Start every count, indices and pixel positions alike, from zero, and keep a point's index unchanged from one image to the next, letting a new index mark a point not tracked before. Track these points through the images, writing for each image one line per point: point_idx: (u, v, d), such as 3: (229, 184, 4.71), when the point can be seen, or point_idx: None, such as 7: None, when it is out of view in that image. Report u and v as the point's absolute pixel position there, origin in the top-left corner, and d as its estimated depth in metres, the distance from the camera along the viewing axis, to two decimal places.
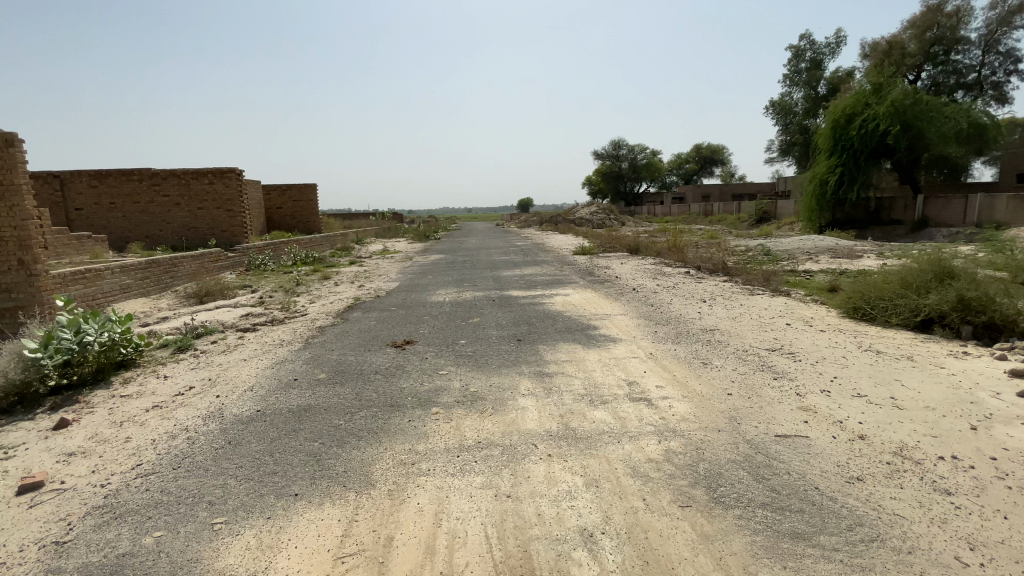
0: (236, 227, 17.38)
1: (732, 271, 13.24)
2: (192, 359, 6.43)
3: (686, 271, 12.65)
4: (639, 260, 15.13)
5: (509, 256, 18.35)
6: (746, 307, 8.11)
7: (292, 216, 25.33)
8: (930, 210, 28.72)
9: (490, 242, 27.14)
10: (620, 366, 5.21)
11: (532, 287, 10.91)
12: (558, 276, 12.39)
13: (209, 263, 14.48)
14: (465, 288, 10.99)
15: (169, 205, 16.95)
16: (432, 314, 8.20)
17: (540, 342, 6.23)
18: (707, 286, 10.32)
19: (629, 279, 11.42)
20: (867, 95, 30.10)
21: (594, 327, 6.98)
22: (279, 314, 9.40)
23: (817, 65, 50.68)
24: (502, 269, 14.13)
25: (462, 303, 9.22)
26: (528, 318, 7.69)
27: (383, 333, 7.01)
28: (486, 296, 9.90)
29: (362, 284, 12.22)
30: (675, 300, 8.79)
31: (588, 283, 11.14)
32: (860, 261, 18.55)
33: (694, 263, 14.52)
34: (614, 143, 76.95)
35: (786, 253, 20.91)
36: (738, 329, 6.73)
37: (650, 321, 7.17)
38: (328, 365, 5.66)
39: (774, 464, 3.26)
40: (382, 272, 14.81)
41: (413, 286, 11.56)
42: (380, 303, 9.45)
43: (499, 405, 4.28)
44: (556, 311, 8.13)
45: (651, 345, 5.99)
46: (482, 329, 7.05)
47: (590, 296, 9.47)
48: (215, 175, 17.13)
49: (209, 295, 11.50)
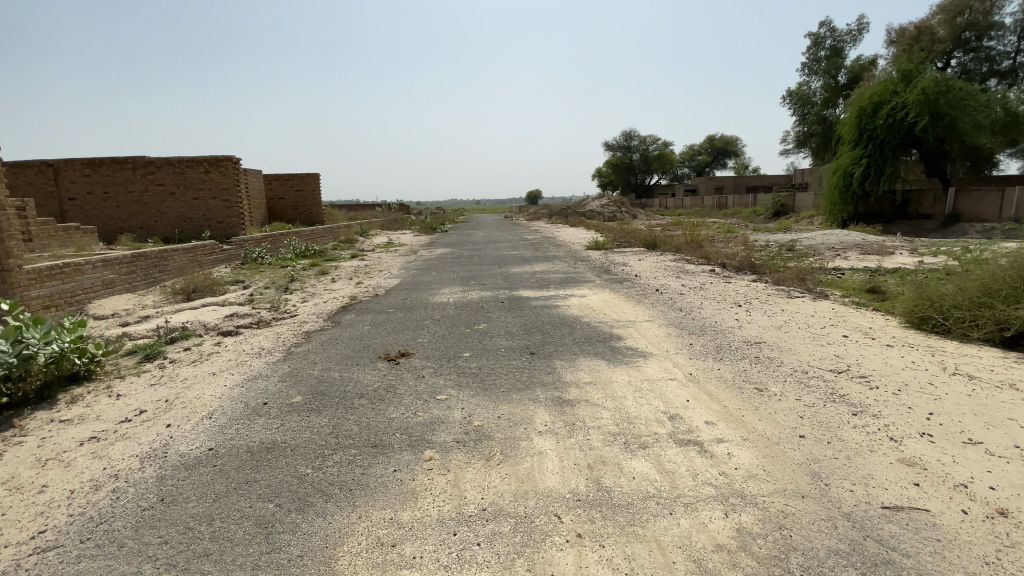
0: (233, 219, 16.62)
1: (759, 270, 12.23)
2: (156, 371, 5.58)
3: (711, 269, 11.67)
4: (658, 256, 14.14)
5: (518, 250, 17.43)
6: (789, 314, 7.12)
7: (294, 207, 24.55)
8: (962, 204, 27.38)
9: (498, 235, 26.22)
10: (656, 392, 4.28)
11: (544, 286, 10.01)
12: (572, 273, 11.48)
13: (201, 256, 13.71)
14: (471, 287, 10.12)
15: (164, 194, 16.14)
16: (433, 319, 7.30)
17: (556, 357, 5.30)
18: (737, 286, 9.36)
19: (651, 278, 10.47)
20: (896, 82, 28.58)
21: (618, 337, 6.06)
22: (267, 314, 8.57)
23: (837, 53, 48.83)
24: (512, 265, 13.24)
25: (467, 305, 8.32)
26: (541, 323, 6.77)
27: (375, 342, 6.12)
28: (494, 296, 9.00)
29: (361, 280, 11.38)
30: (706, 303, 7.80)
31: (605, 282, 10.20)
32: (891, 258, 17.40)
33: (716, 260, 13.51)
34: (626, 134, 75.29)
35: (811, 249, 19.81)
36: (787, 342, 5.74)
37: (683, 330, 6.23)
38: (306, 384, 4.78)
39: (896, 562, 2.34)
40: (383, 267, 13.96)
41: (415, 283, 10.69)
42: (377, 304, 8.57)
43: (509, 449, 3.37)
44: (573, 316, 7.21)
45: (689, 362, 5.04)
46: (489, 338, 6.13)
47: (609, 298, 8.53)
48: (211, 163, 16.34)
49: (197, 292, 10.72)
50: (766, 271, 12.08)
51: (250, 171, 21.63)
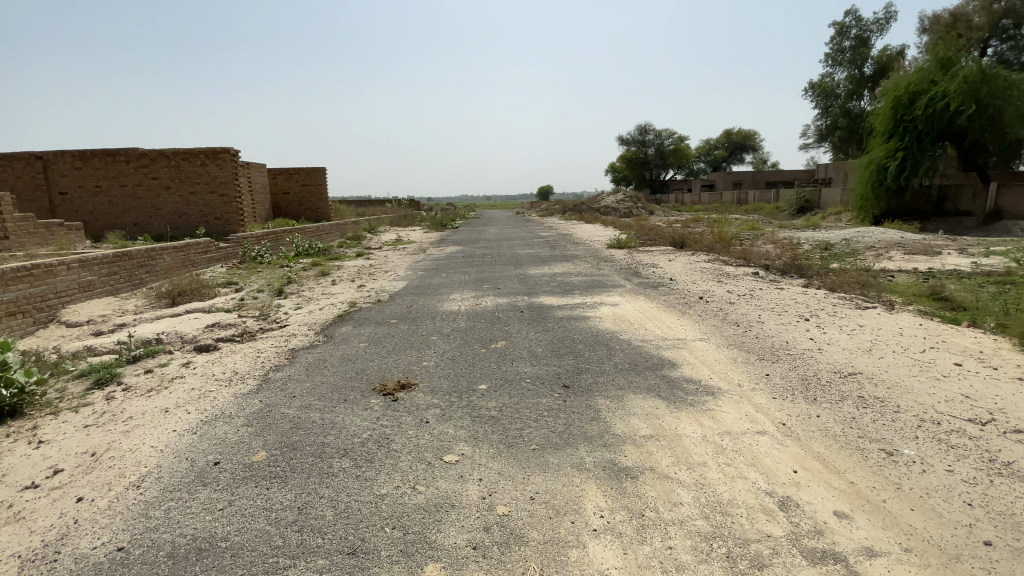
0: (231, 214, 15.68)
1: (807, 273, 10.96)
2: (102, 404, 4.55)
3: (753, 272, 10.42)
4: (689, 255, 12.89)
5: (534, 249, 16.27)
6: (872, 331, 5.88)
7: (300, 202, 23.61)
8: (1003, 199, 25.44)
9: (511, 232, 25.07)
10: (747, 458, 3.14)
11: (568, 291, 8.86)
12: (597, 276, 10.31)
13: (195, 255, 12.77)
14: (485, 292, 8.98)
15: (158, 188, 15.24)
16: (440, 333, 6.16)
17: (598, 393, 4.12)
18: (792, 294, 8.12)
19: (689, 282, 9.26)
20: (933, 71, 26.73)
21: (672, 362, 4.88)
22: (254, 324, 7.53)
23: (863, 43, 46.63)
24: (529, 266, 12.09)
25: (480, 314, 7.17)
26: (571, 342, 5.61)
27: (370, 367, 4.99)
28: (512, 304, 7.86)
29: (364, 283, 10.32)
30: (764, 316, 6.58)
31: (637, 286, 9.02)
32: (942, 258, 15.94)
33: (755, 260, 12.24)
34: (641, 128, 73.48)
35: (849, 248, 18.32)
36: (892, 375, 4.51)
37: (748, 356, 5.05)
38: (276, 431, 3.68)
39: None
40: (389, 267, 12.87)
41: (423, 288, 9.58)
42: (378, 314, 7.45)
43: (553, 567, 2.22)
44: (608, 331, 6.06)
45: (776, 408, 3.87)
46: (511, 363, 4.97)
47: (646, 307, 7.36)
48: (208, 156, 15.38)
49: (183, 295, 9.75)
50: (815, 275, 10.79)
51: (253, 164, 20.72)
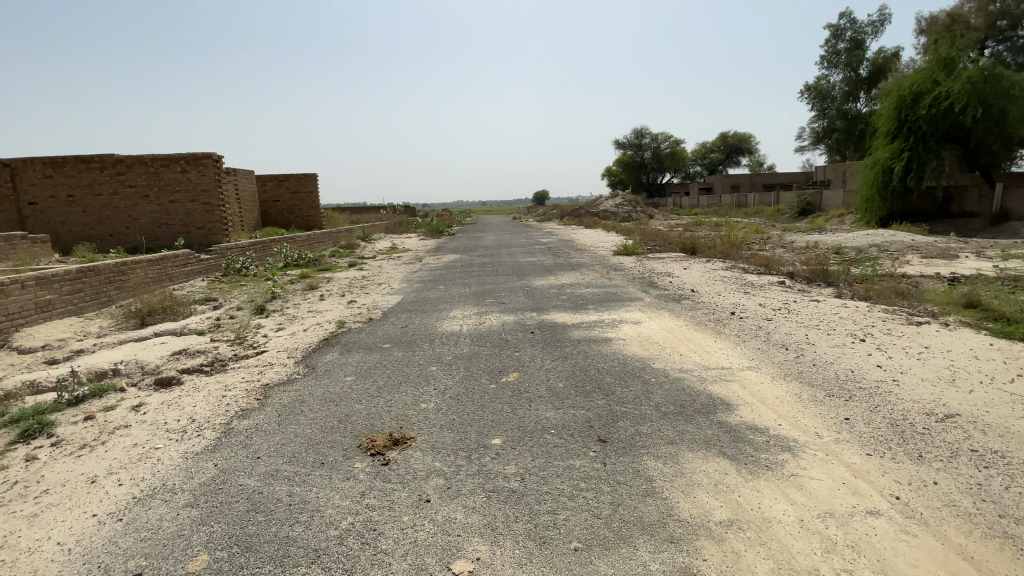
0: (214, 224, 14.75)
1: (834, 281, 10.13)
2: (21, 471, 3.64)
3: (778, 281, 9.60)
4: (703, 263, 12.05)
5: (536, 256, 15.39)
6: (946, 355, 5.03)
7: (290, 210, 22.68)
8: (1011, 200, 24.66)
9: (509, 239, 24.19)
10: (873, 563, 2.29)
11: (581, 305, 8.00)
12: (609, 287, 9.47)
13: (172, 268, 11.86)
14: (488, 308, 8.10)
15: (136, 197, 14.32)
16: (440, 363, 5.24)
17: (644, 451, 3.24)
18: (831, 307, 7.30)
19: (712, 294, 8.43)
20: (937, 70, 26.17)
21: (726, 403, 4.00)
22: (227, 350, 6.62)
23: (858, 44, 46.21)
24: (533, 277, 11.22)
25: (484, 337, 6.26)
26: (596, 374, 4.72)
27: (356, 413, 4.05)
28: (520, 322, 6.96)
29: (355, 298, 9.42)
30: (811, 337, 5.73)
31: (656, 299, 8.17)
32: (963, 261, 15.19)
33: (775, 267, 11.40)
34: (637, 132, 73.04)
35: (862, 252, 17.58)
36: (1003, 420, 3.64)
37: (813, 391, 4.20)
38: (229, 518, 2.78)
39: None
40: (383, 278, 11.99)
41: (420, 303, 8.68)
42: (369, 337, 6.51)
43: None
44: (638, 357, 5.20)
45: (878, 474, 3.01)
46: (528, 404, 4.06)
47: (673, 325, 6.49)
48: (189, 162, 14.48)
49: (154, 315, 8.81)
50: (844, 283, 9.96)
51: (240, 171, 19.82)
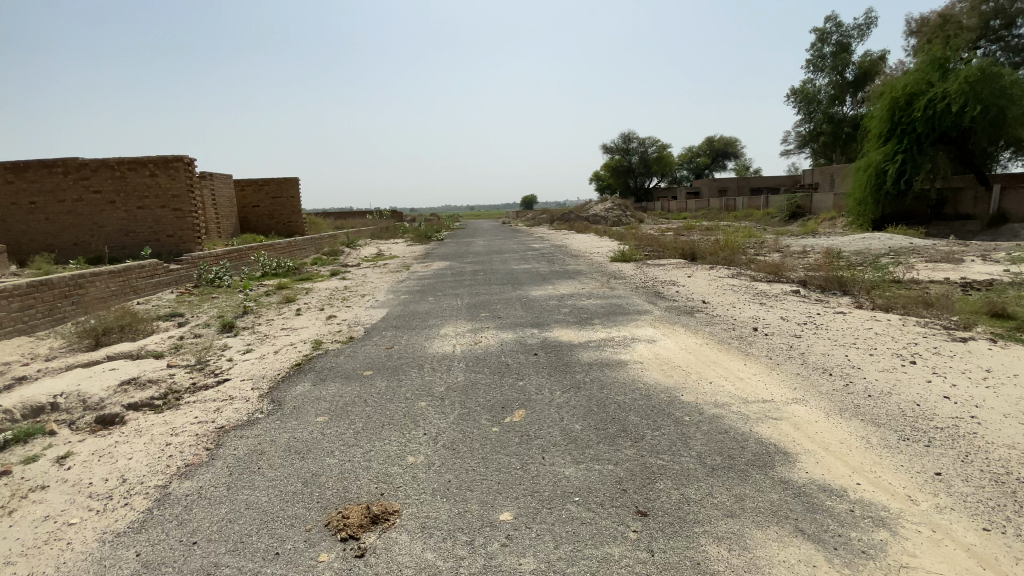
0: (186, 231, 13.74)
1: (850, 289, 9.54)
2: None
3: (793, 290, 8.97)
4: (708, 270, 11.41)
5: (530, 264, 14.64)
6: (1015, 381, 4.39)
7: (271, 215, 21.68)
8: (1008, 203, 24.56)
9: (500, 244, 23.45)
10: None
11: (586, 320, 7.27)
12: (614, 298, 8.76)
13: (137, 280, 10.90)
14: (483, 323, 7.31)
15: (101, 203, 13.29)
16: (429, 397, 4.43)
17: (700, 531, 2.50)
18: (860, 321, 6.68)
19: (727, 305, 7.75)
20: (930, 71, 26.13)
21: (783, 453, 3.29)
22: (184, 379, 5.74)
23: (844, 48, 46.50)
24: (529, 286, 10.47)
25: (482, 360, 5.46)
26: (619, 410, 3.97)
27: (326, 471, 3.24)
28: (520, 342, 6.18)
29: (337, 312, 8.58)
30: (854, 360, 5.06)
31: (667, 312, 7.45)
32: (968, 266, 14.81)
33: (785, 274, 10.80)
34: (625, 136, 72.85)
35: (864, 256, 17.13)
36: None
37: (883, 438, 3.51)
38: None
39: None
40: (369, 289, 11.16)
41: (409, 318, 7.86)
42: (348, 362, 5.69)
43: None
44: (662, 387, 4.46)
45: (1009, 561, 2.30)
46: (541, 456, 3.28)
47: (693, 344, 5.77)
48: (158, 165, 13.49)
49: (110, 334, 7.84)
50: (860, 291, 9.38)
51: (216, 175, 18.81)
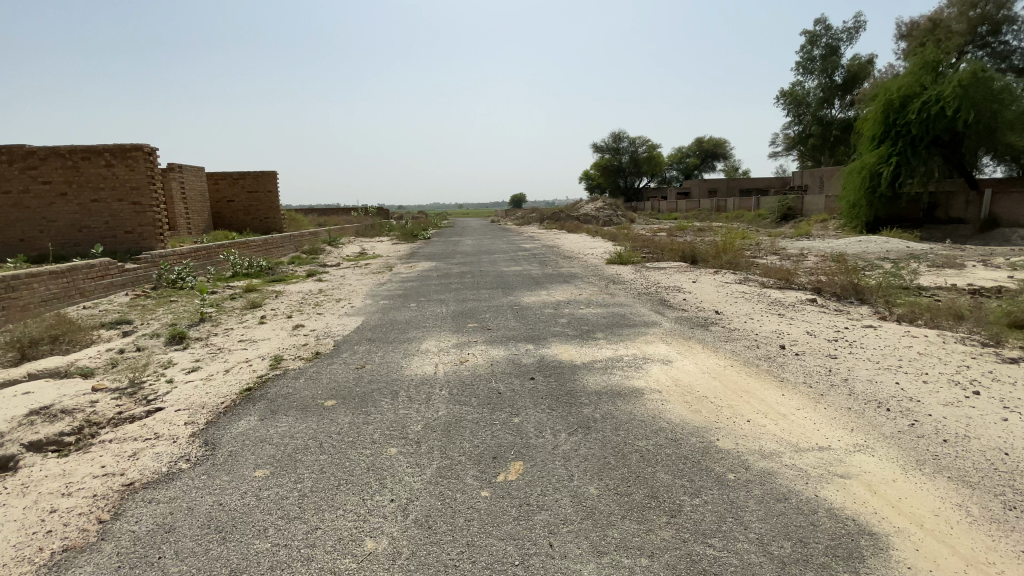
0: (145, 227, 12.55)
1: (866, 297, 8.85)
2: None
3: (806, 298, 8.25)
4: (711, 274, 10.66)
5: (521, 265, 13.74)
6: None
7: (246, 211, 20.50)
8: (999, 207, 23.98)
9: (489, 244, 22.51)
10: None
11: (586, 332, 6.43)
12: (614, 305, 7.95)
13: (84, 281, 9.84)
14: (470, 337, 6.39)
15: (51, 196, 12.13)
16: (401, 442, 3.52)
17: None
18: (895, 336, 5.92)
19: (741, 316, 6.98)
20: (925, 73, 25.83)
21: (866, 536, 2.47)
22: (107, 409, 4.77)
23: (832, 51, 46.35)
24: (521, 291, 9.62)
25: (468, 386, 4.54)
26: (642, 463, 3.12)
27: (250, 567, 2.34)
28: (514, 361, 5.27)
29: (305, 321, 7.64)
30: (908, 388, 4.29)
31: (677, 324, 6.65)
32: (974, 270, 14.22)
33: (796, 281, 10.05)
34: (615, 136, 72.39)
35: (863, 259, 16.59)
36: None
37: (984, 508, 2.71)
38: None
39: None
40: (345, 292, 10.20)
41: (386, 329, 6.93)
42: (307, 387, 4.74)
43: None
44: (691, 429, 3.60)
45: None
46: (548, 542, 2.41)
47: (714, 367, 4.97)
48: (115, 153, 12.34)
49: (38, 346, 6.82)
50: (878, 300, 8.68)
51: (187, 167, 17.60)
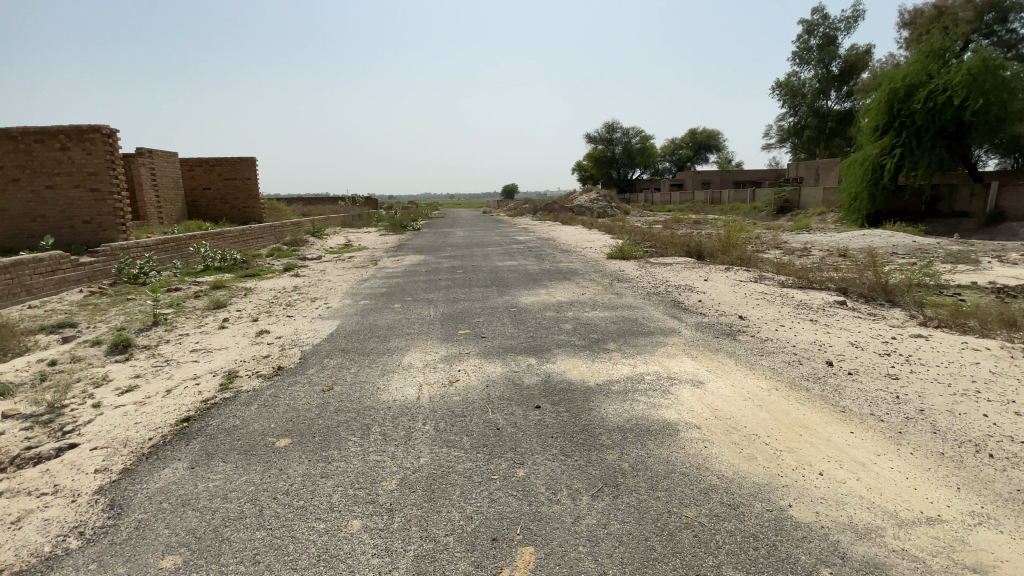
0: (105, 216, 11.31)
1: (896, 298, 8.06)
2: None
3: (834, 300, 7.43)
4: (723, 272, 9.80)
5: (515, 260, 12.82)
6: None
7: (223, 199, 19.29)
8: (1006, 201, 23.40)
9: (481, 236, 21.52)
10: None
11: (596, 342, 5.54)
12: (622, 308, 7.08)
13: (31, 276, 8.72)
14: (461, 347, 5.48)
15: (4, 182, 11.01)
16: (369, 510, 2.63)
17: None
18: (955, 350, 5.10)
19: (770, 322, 6.13)
20: (932, 62, 25.09)
21: None
22: (10, 442, 3.77)
23: (830, 41, 45.49)
24: (517, 290, 8.70)
25: (459, 418, 3.64)
26: (703, 555, 2.25)
27: None
28: (514, 383, 4.36)
29: (273, 326, 6.66)
30: (1004, 428, 3.48)
31: (700, 332, 5.77)
32: (990, 267, 13.58)
33: (818, 280, 9.23)
34: (608, 126, 71.23)
35: (873, 254, 15.87)
36: None
37: None
38: None
39: None
40: (323, 290, 9.21)
41: (364, 338, 5.97)
42: (258, 420, 3.81)
43: None
44: (750, 492, 2.75)
45: None
46: None
47: (754, 391, 4.11)
48: (70, 135, 11.15)
49: None
50: (910, 302, 7.90)
51: (158, 151, 16.35)
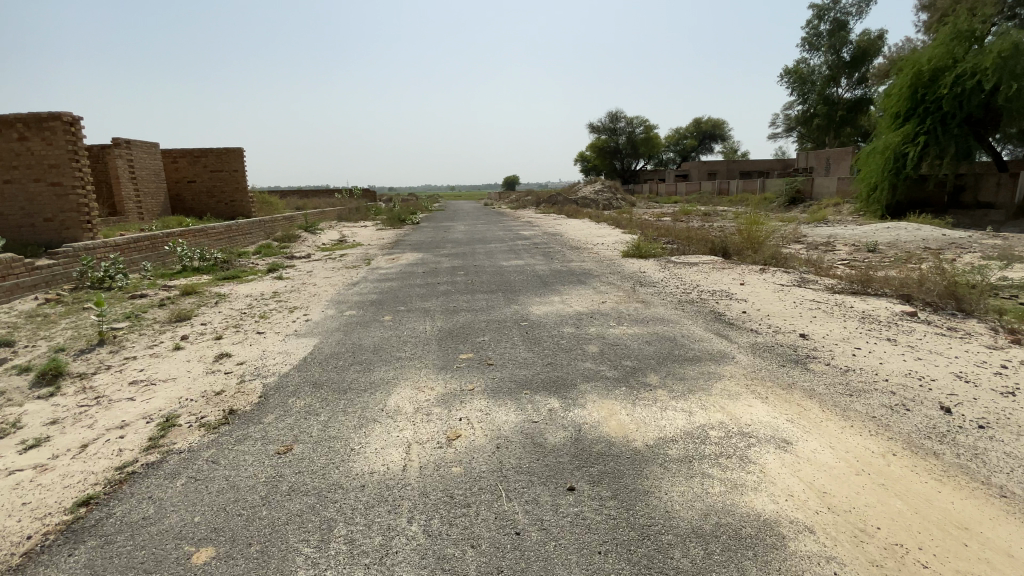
0: (68, 212, 10.18)
1: (968, 307, 6.83)
2: None
3: (901, 311, 6.25)
4: (758, 274, 8.64)
5: (522, 259, 11.66)
6: None
7: (209, 193, 18.15)
8: None
9: (482, 231, 20.31)
10: None
11: (631, 374, 4.38)
12: (653, 322, 5.95)
13: None
14: (461, 382, 4.32)
15: None
16: None
17: None
18: None
19: (841, 343, 4.99)
20: (959, 44, 23.54)
21: None
22: None
23: (841, 26, 43.70)
24: (526, 297, 7.54)
25: (461, 514, 2.53)
26: None
27: None
28: (534, 443, 3.22)
29: (238, 347, 5.55)
30: None
31: (761, 358, 4.62)
32: None
33: (870, 283, 8.03)
34: (612, 116, 69.64)
35: (905, 249, 14.62)
36: None
37: None
38: None
39: None
40: (305, 297, 8.07)
41: (341, 366, 4.81)
42: (180, 509, 2.72)
43: None
44: None
45: None
46: None
47: (866, 458, 2.97)
48: (28, 124, 10.03)
49: None
50: (986, 311, 6.70)
51: (137, 142, 15.20)
